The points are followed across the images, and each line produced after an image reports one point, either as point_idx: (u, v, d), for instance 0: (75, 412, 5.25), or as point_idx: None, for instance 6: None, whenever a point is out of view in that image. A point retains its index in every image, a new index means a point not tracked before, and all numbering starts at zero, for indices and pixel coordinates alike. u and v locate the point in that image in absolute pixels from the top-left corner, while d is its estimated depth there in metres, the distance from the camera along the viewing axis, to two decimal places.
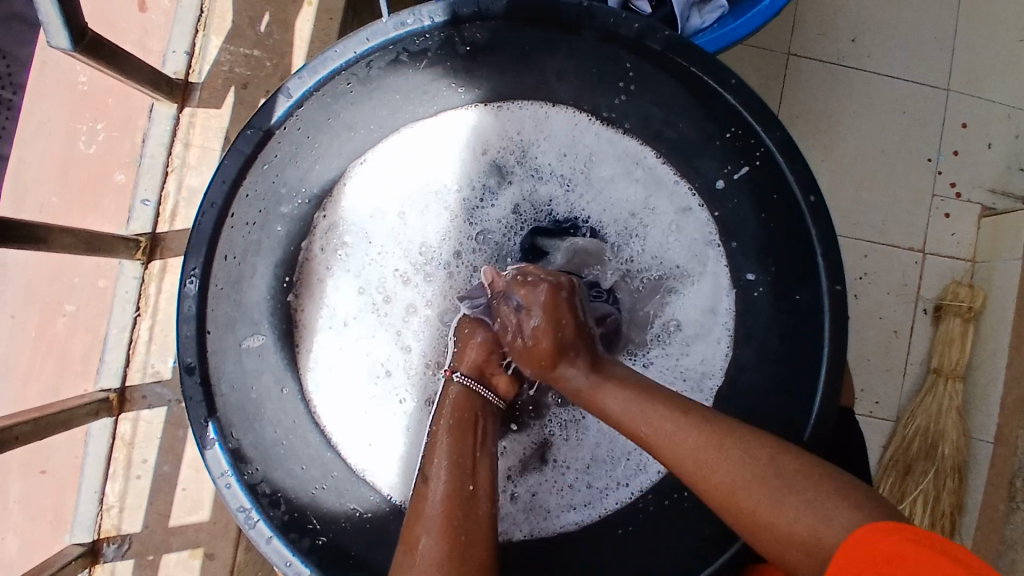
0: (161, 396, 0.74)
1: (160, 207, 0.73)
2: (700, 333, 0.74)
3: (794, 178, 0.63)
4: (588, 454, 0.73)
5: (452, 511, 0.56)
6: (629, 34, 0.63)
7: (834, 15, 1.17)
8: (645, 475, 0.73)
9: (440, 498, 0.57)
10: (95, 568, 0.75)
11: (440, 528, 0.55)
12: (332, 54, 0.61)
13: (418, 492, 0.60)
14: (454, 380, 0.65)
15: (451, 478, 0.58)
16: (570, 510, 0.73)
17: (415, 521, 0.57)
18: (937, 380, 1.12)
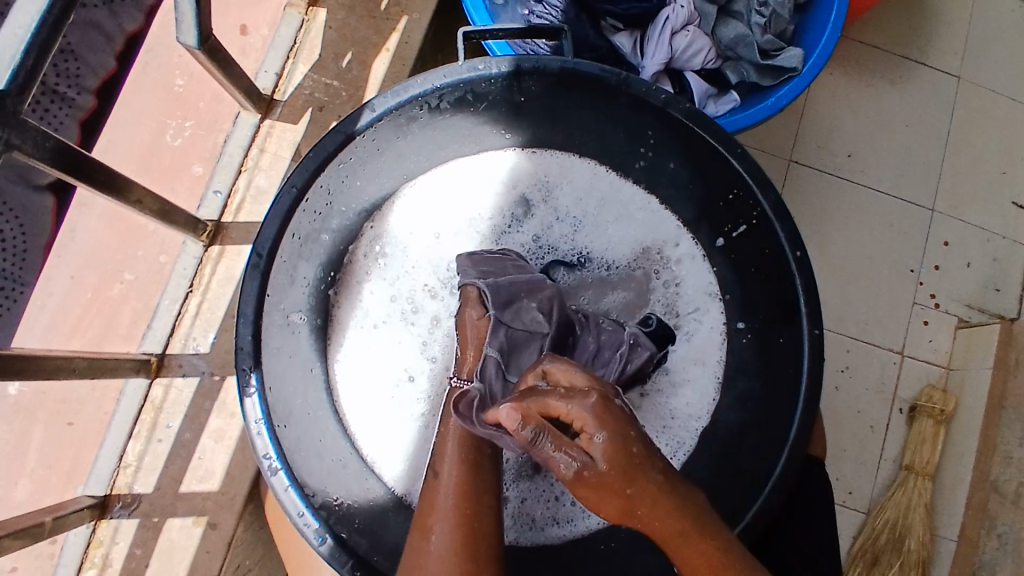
0: (196, 367, 0.81)
1: (228, 199, 0.83)
2: (689, 376, 0.84)
3: (784, 234, 0.73)
4: None
5: (466, 498, 0.61)
6: (656, 102, 0.74)
7: (834, 128, 1.31)
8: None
9: (453, 490, 0.61)
10: (100, 522, 0.79)
11: (453, 518, 0.59)
12: (413, 84, 0.70)
13: (428, 484, 0.64)
14: (466, 383, 0.71)
15: (462, 472, 0.62)
16: (554, 523, 0.81)
17: (428, 512, 0.61)
18: (907, 476, 1.19)
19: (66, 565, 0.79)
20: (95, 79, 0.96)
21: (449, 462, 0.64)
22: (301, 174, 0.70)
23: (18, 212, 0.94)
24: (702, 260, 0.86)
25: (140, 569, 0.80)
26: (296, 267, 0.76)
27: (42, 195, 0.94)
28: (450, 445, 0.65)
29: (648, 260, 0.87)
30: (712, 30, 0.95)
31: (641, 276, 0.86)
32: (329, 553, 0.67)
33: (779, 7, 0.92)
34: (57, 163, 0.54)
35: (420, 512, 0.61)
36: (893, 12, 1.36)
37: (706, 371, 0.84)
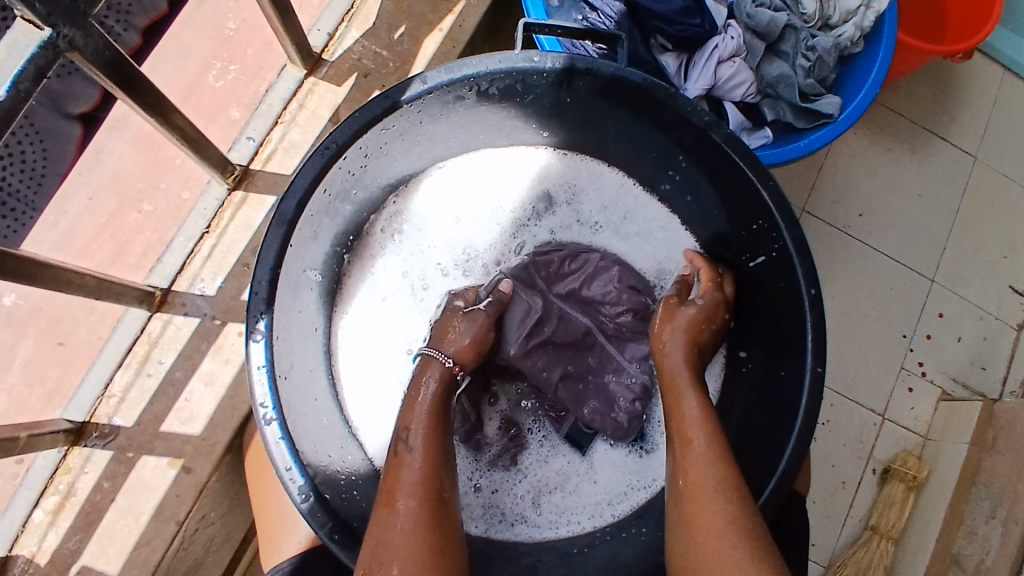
0: (199, 308, 0.80)
1: (260, 147, 0.84)
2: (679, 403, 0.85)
3: (801, 271, 0.72)
4: (547, 477, 0.82)
5: (433, 476, 0.60)
6: (699, 123, 0.73)
7: (851, 186, 1.34)
8: (597, 516, 0.81)
9: (421, 465, 0.60)
10: (72, 449, 0.76)
11: (422, 491, 0.58)
12: (469, 64, 0.70)
13: (393, 458, 0.62)
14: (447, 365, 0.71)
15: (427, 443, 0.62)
16: (520, 521, 0.80)
17: (394, 480, 0.59)
18: (871, 536, 1.20)
19: (27, 489, 0.76)
20: (145, 18, 0.92)
21: (416, 429, 0.64)
22: (344, 132, 0.68)
23: (42, 132, 0.90)
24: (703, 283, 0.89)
25: (104, 505, 0.77)
26: (320, 225, 0.75)
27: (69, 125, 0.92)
28: (416, 424, 0.64)
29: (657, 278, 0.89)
30: (757, 66, 0.95)
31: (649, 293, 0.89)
32: (310, 511, 0.65)
33: (825, 53, 0.93)
34: (110, 73, 0.54)
35: (386, 482, 0.60)
36: (921, 84, 1.39)
37: None
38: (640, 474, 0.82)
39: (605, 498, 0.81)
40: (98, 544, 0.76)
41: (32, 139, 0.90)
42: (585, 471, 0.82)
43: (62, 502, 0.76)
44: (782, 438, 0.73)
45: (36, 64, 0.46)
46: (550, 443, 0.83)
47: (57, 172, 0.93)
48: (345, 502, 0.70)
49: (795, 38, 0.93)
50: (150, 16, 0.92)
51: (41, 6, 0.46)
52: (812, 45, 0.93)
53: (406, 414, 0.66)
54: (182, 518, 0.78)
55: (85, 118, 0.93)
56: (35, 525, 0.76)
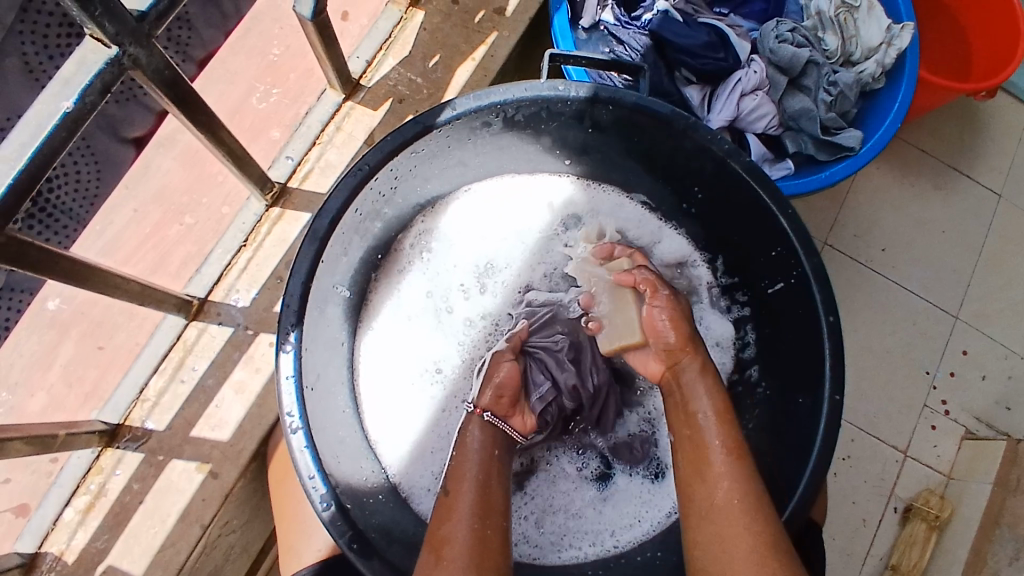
0: (232, 318, 0.83)
1: (298, 166, 0.87)
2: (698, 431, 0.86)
3: (820, 299, 0.73)
4: (556, 505, 0.83)
5: (484, 514, 0.62)
6: (719, 152, 0.75)
7: (873, 220, 1.35)
8: (595, 544, 0.81)
9: (471, 506, 0.63)
10: (105, 450, 0.79)
11: (471, 530, 0.60)
12: (497, 91, 0.73)
13: (441, 500, 0.65)
14: (481, 418, 0.73)
15: (478, 494, 0.64)
16: (525, 543, 0.81)
17: (443, 523, 0.62)
18: None
19: (61, 486, 0.78)
20: (204, 50, 0.95)
21: (466, 486, 0.65)
22: (376, 155, 0.72)
23: (100, 158, 0.90)
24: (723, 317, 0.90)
25: (132, 506, 0.79)
26: (350, 242, 0.78)
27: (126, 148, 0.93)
28: (461, 480, 0.66)
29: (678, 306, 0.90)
30: (779, 99, 0.97)
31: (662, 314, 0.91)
32: (331, 519, 0.67)
33: (846, 89, 0.96)
34: (168, 91, 0.58)
35: (434, 526, 0.62)
36: (945, 123, 1.41)
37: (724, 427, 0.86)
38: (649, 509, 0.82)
39: (611, 527, 0.82)
40: (125, 544, 0.78)
41: (88, 160, 0.89)
42: (593, 497, 0.84)
43: (93, 501, 0.78)
44: (799, 464, 0.73)
45: (102, 80, 0.50)
46: (560, 473, 0.85)
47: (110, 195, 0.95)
48: (364, 516, 0.71)
49: (817, 74, 0.96)
50: (208, 49, 0.96)
51: (111, 27, 0.50)
52: (834, 80, 0.96)
53: (457, 466, 0.68)
54: (206, 522, 0.80)
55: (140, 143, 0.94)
56: (66, 522, 0.78)
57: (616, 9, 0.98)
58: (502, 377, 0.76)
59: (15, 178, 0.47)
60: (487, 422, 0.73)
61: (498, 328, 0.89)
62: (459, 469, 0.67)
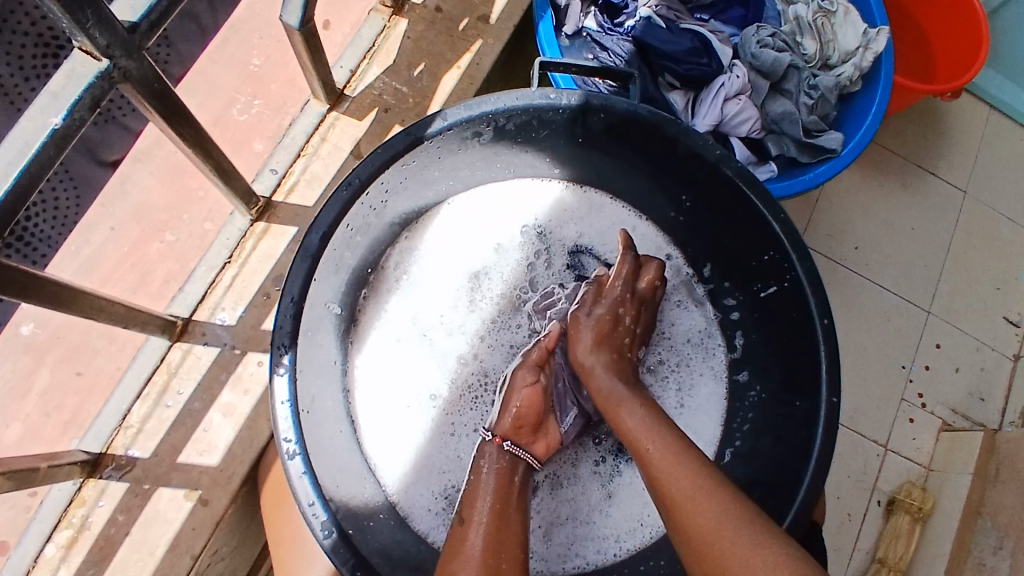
0: (219, 337, 0.80)
1: (283, 179, 0.85)
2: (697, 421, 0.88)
3: (814, 300, 0.73)
4: (559, 515, 0.82)
5: (497, 547, 0.61)
6: (711, 157, 0.75)
7: (846, 220, 1.37)
8: (601, 552, 0.80)
9: (480, 545, 0.61)
10: (87, 481, 0.75)
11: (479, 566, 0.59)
12: (488, 101, 0.72)
13: (454, 533, 0.64)
14: (505, 448, 0.71)
15: (492, 525, 0.62)
16: (530, 557, 0.80)
17: (450, 560, 0.60)
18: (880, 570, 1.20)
19: (43, 520, 0.74)
20: (182, 66, 0.97)
21: (480, 515, 0.64)
22: (367, 168, 0.69)
23: (77, 180, 0.93)
24: (708, 308, 0.92)
25: (118, 539, 0.75)
26: (342, 258, 0.75)
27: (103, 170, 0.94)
28: (480, 505, 0.66)
29: (662, 302, 0.91)
30: (762, 103, 0.99)
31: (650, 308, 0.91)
32: (332, 547, 0.64)
33: (827, 92, 0.97)
34: (156, 104, 0.56)
35: (444, 563, 0.61)
36: (912, 124, 1.45)
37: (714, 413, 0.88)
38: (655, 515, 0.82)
39: (613, 534, 0.81)
40: None
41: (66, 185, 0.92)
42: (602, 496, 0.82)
43: (76, 536, 0.75)
44: (800, 466, 0.74)
45: (92, 95, 0.49)
46: (562, 482, 0.83)
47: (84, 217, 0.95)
48: (365, 542, 0.69)
49: (798, 78, 0.97)
50: (185, 65, 0.97)
51: (101, 39, 0.48)
52: (815, 84, 0.97)
53: (471, 493, 0.68)
54: (197, 552, 0.77)
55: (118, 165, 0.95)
56: (48, 559, 0.74)
57: (599, 17, 0.99)
58: (522, 403, 0.74)
59: (3, 199, 0.45)
60: (510, 452, 0.71)
61: (490, 340, 0.87)
62: (472, 496, 0.67)
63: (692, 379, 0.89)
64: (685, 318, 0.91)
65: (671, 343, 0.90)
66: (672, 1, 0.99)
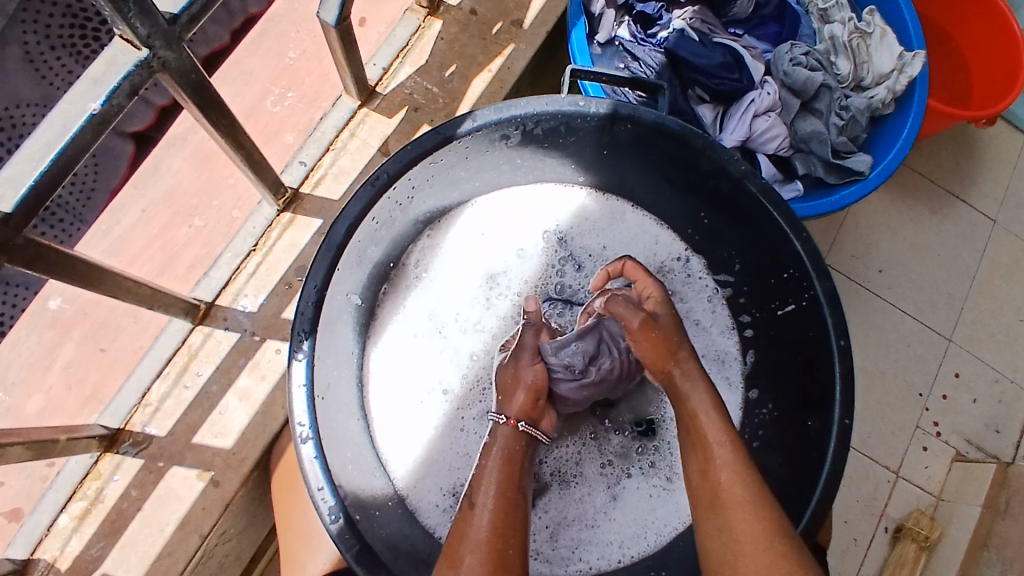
0: (240, 323, 0.82)
1: (311, 172, 0.87)
2: (717, 418, 0.86)
3: (832, 320, 0.73)
4: (566, 516, 0.82)
5: (499, 534, 0.60)
6: (736, 172, 0.76)
7: (870, 242, 1.36)
8: (605, 557, 0.80)
9: (486, 525, 0.61)
10: (104, 455, 0.77)
11: (485, 549, 0.59)
12: (517, 105, 0.73)
13: (462, 517, 0.63)
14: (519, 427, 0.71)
15: (498, 512, 0.62)
16: (534, 557, 0.80)
17: (459, 542, 0.60)
18: None
19: (57, 491, 0.76)
20: (207, 47, 1.01)
21: (484, 496, 0.64)
22: (396, 164, 0.70)
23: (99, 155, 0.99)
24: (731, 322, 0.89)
25: (130, 513, 0.77)
26: (365, 251, 0.76)
27: (122, 142, 0.99)
28: (479, 517, 0.62)
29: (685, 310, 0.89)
30: (791, 121, 0.98)
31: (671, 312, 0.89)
32: (338, 532, 0.64)
33: (858, 114, 0.97)
34: (191, 93, 0.58)
35: (449, 547, 0.61)
36: (944, 148, 1.43)
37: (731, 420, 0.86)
38: (659, 523, 0.81)
39: (617, 539, 0.81)
40: (121, 551, 0.77)
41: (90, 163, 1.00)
42: (606, 499, 0.83)
43: (89, 508, 0.77)
44: (807, 487, 0.73)
45: (131, 82, 0.51)
46: (568, 482, 0.83)
47: (106, 188, 1.00)
48: (371, 531, 0.70)
49: (829, 98, 0.97)
50: (211, 46, 1.01)
51: (143, 28, 0.50)
52: (845, 105, 0.97)
53: (479, 478, 0.66)
54: (206, 532, 0.78)
55: (140, 138, 1.00)
56: (60, 529, 0.76)
57: (632, 27, 1.00)
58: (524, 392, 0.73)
59: (37, 178, 0.47)
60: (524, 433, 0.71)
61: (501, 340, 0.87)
62: (477, 478, 0.66)
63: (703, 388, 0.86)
64: (709, 331, 0.88)
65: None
66: (706, 15, 0.99)
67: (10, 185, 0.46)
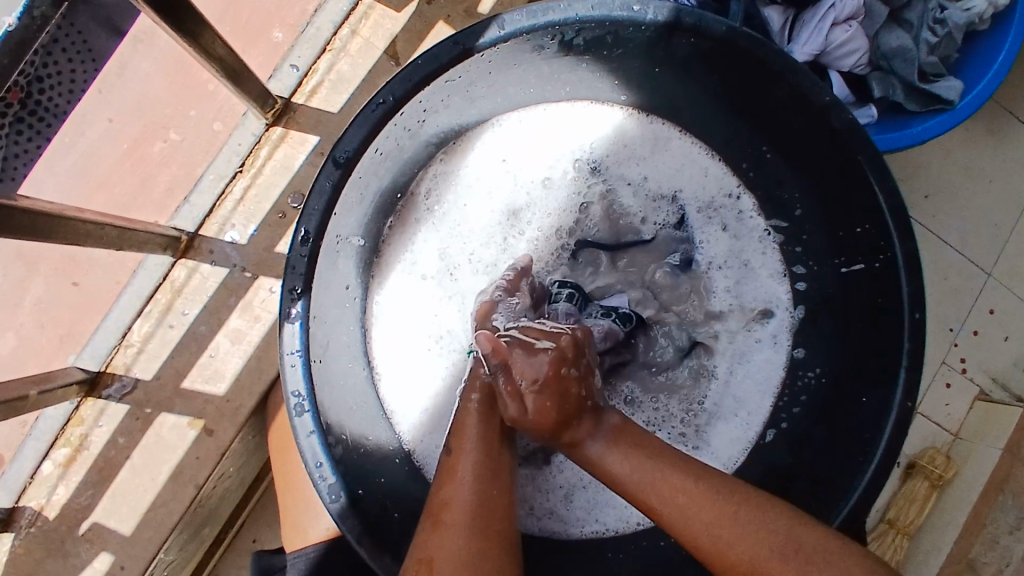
0: (228, 257, 0.72)
1: (304, 78, 0.73)
2: (755, 376, 0.79)
3: (908, 291, 0.62)
4: (581, 476, 0.76)
5: (488, 479, 0.52)
6: (817, 103, 0.62)
7: (921, 158, 1.03)
8: (623, 519, 0.75)
9: (472, 471, 0.53)
10: (85, 400, 0.71)
11: (472, 493, 0.51)
12: (556, 7, 0.58)
13: (442, 463, 0.56)
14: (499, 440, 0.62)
15: (484, 454, 0.54)
16: (546, 516, 0.75)
17: (443, 486, 0.52)
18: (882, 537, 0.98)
19: (36, 440, 0.71)
20: None
21: (469, 443, 0.55)
22: (403, 83, 0.57)
23: None
24: (781, 269, 0.79)
25: (118, 462, 0.71)
26: (368, 185, 0.65)
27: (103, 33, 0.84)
28: (458, 484, 0.52)
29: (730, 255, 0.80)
30: (875, 33, 0.83)
31: (717, 257, 0.81)
32: (339, 513, 0.57)
33: (955, 31, 0.81)
34: None
35: (433, 492, 0.53)
36: None
37: (771, 377, 0.79)
38: None
39: None
40: (109, 502, 0.71)
41: None
42: None
43: (73, 456, 0.71)
44: (857, 468, 0.65)
45: None
46: None
47: None
48: (374, 498, 0.64)
49: (923, 7, 0.82)
50: None
51: None
52: (942, 18, 0.81)
53: (459, 423, 0.58)
54: (201, 482, 0.72)
55: None
56: (44, 477, 0.71)
57: None
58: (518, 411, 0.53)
59: None
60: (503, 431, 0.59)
61: None
62: (460, 423, 0.58)
63: (743, 346, 0.80)
64: (753, 280, 0.80)
65: (726, 296, 0.80)
66: None
67: None
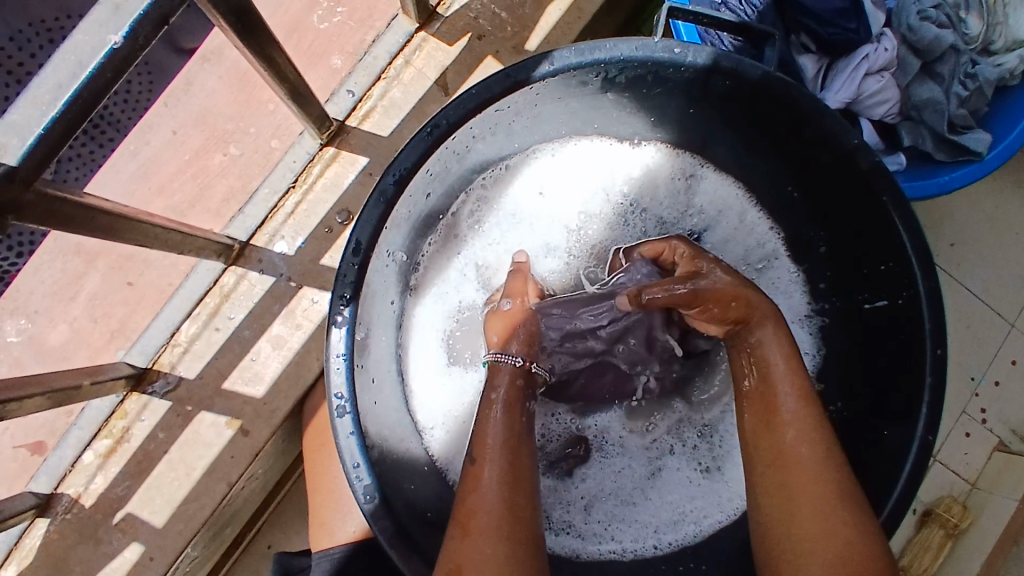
0: (275, 266, 0.76)
1: (359, 103, 0.78)
2: None
3: (931, 332, 0.64)
4: (599, 487, 0.78)
5: (514, 484, 0.55)
6: (848, 148, 0.65)
7: (946, 206, 1.05)
8: (640, 539, 0.75)
9: (499, 475, 0.55)
10: (131, 394, 0.74)
11: (502, 495, 0.53)
12: (603, 46, 0.62)
13: (468, 470, 0.57)
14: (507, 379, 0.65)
15: (508, 457, 0.57)
16: (565, 528, 0.76)
17: (471, 487, 0.55)
18: None
19: (81, 429, 0.74)
20: None
21: (491, 447, 0.58)
22: (456, 110, 0.60)
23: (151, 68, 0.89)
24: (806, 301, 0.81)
25: (157, 455, 0.75)
26: (414, 205, 0.69)
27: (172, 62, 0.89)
28: (483, 493, 0.54)
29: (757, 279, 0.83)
30: (907, 84, 0.86)
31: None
32: (373, 512, 0.60)
33: (986, 85, 0.84)
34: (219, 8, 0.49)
35: (460, 496, 0.55)
36: None
37: None
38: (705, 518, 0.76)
39: (656, 525, 0.76)
40: (146, 493, 0.75)
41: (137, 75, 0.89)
42: (646, 478, 0.79)
43: (115, 446, 0.75)
44: (875, 504, 0.66)
45: (158, 8, 0.42)
46: (607, 453, 0.80)
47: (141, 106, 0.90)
48: (405, 502, 0.65)
49: (955, 61, 0.84)
50: None
51: None
52: (973, 72, 0.84)
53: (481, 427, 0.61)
54: (233, 480, 0.75)
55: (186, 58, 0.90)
56: (85, 465, 0.75)
57: None
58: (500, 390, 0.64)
59: (46, 128, 0.40)
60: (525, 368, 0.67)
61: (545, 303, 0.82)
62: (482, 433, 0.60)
63: None
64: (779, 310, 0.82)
65: None
66: None
67: (15, 134, 0.40)
